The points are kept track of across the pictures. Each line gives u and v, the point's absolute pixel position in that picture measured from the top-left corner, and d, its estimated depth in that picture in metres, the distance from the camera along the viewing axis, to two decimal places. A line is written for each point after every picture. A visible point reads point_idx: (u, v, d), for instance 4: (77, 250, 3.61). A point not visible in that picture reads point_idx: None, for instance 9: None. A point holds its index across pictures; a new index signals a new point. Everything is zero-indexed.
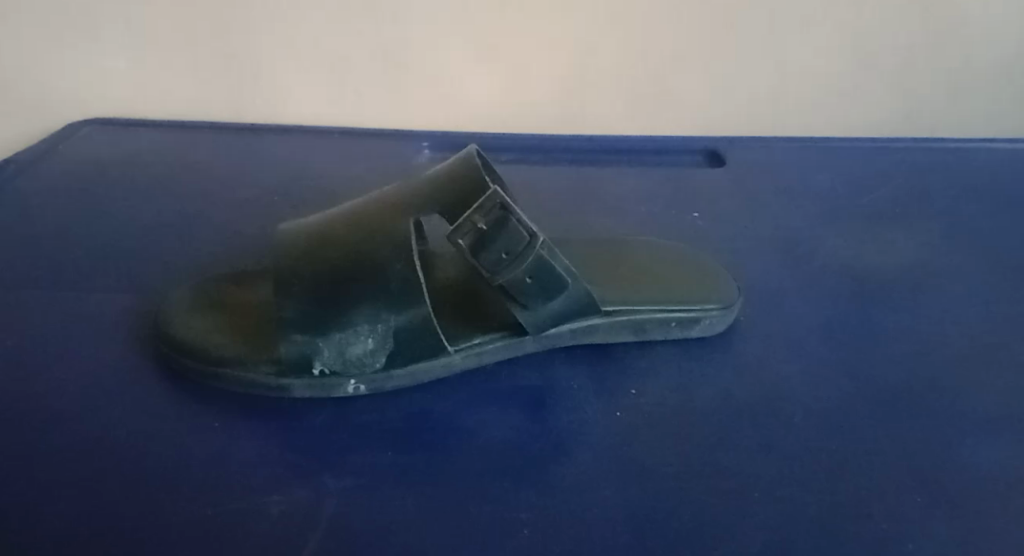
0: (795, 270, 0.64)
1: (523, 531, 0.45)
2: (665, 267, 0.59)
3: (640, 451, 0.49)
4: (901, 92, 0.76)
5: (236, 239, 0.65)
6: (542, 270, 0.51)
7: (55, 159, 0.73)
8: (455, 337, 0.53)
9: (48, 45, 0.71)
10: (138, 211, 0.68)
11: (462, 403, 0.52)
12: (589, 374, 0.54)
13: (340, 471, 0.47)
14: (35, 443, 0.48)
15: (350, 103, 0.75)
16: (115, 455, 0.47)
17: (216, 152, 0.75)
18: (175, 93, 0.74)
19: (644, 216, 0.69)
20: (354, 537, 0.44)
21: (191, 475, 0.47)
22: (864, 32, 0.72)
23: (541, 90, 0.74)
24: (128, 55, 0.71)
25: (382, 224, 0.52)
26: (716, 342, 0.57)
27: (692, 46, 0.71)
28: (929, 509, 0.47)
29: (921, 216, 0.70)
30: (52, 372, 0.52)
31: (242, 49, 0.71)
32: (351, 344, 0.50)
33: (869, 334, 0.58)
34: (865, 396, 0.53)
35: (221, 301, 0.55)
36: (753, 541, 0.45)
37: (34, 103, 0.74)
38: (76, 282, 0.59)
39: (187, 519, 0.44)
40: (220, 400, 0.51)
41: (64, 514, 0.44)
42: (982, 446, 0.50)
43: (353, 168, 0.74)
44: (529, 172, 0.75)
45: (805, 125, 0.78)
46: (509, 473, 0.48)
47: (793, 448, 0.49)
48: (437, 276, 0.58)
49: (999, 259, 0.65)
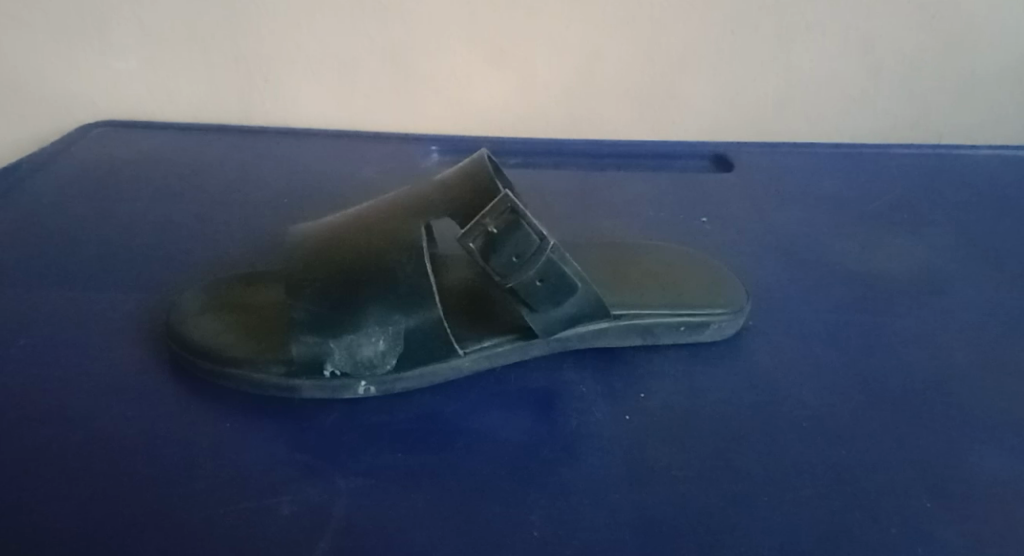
0: (803, 274, 0.64)
1: (533, 533, 0.45)
2: (674, 271, 0.60)
3: (648, 454, 0.50)
4: (909, 97, 0.76)
5: (246, 240, 0.66)
6: (552, 273, 0.52)
7: (67, 160, 0.74)
8: (465, 340, 0.53)
9: (60, 46, 0.71)
10: (149, 212, 0.68)
11: (472, 405, 0.52)
12: (598, 376, 0.55)
13: (351, 472, 0.48)
14: (48, 443, 0.48)
15: (357, 106, 0.76)
16: (127, 455, 0.48)
17: (226, 154, 0.75)
18: (185, 95, 0.75)
19: (651, 220, 0.69)
20: (365, 537, 0.45)
21: (203, 475, 0.47)
22: (872, 37, 0.72)
23: (549, 93, 0.74)
24: (139, 56, 0.72)
25: (394, 227, 0.53)
26: (724, 346, 0.57)
27: (699, 50, 0.72)
28: (937, 514, 0.47)
29: (929, 221, 0.70)
30: (65, 372, 0.53)
31: (252, 52, 0.71)
32: (362, 346, 0.50)
33: (878, 339, 0.58)
34: (873, 401, 0.53)
35: (234, 302, 0.55)
36: (761, 545, 0.45)
37: (46, 104, 0.75)
38: (88, 283, 0.60)
39: (198, 519, 0.45)
40: (231, 400, 0.51)
41: (76, 514, 0.45)
42: (989, 450, 0.50)
43: (361, 170, 0.74)
44: (535, 176, 0.75)
45: (813, 130, 0.78)
46: (517, 475, 0.48)
47: (801, 453, 0.50)
48: (446, 278, 0.58)
49: (1006, 264, 0.65)
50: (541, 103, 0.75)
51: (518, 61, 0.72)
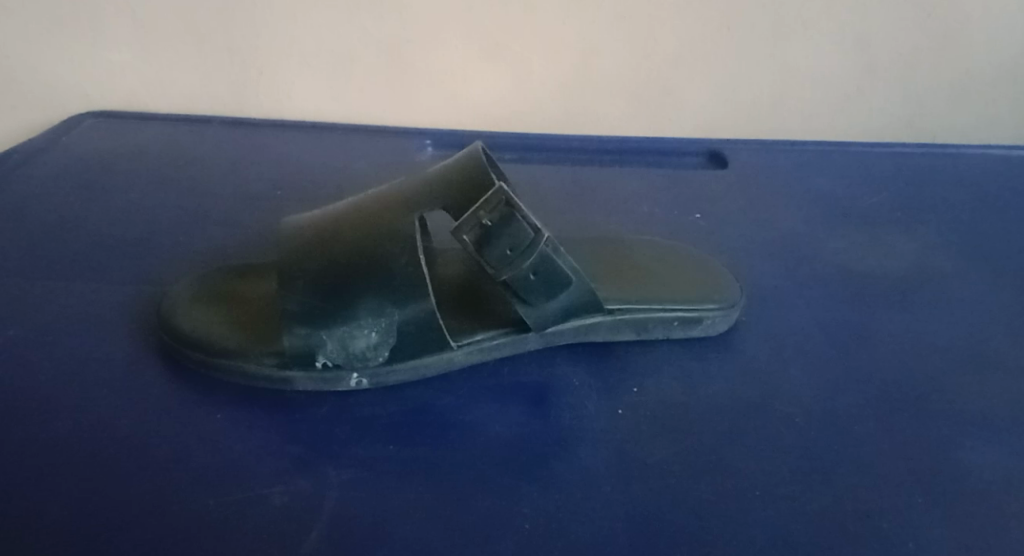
0: (796, 271, 0.64)
1: (525, 526, 0.45)
2: (667, 267, 0.60)
3: (640, 449, 0.49)
4: (903, 97, 0.76)
5: (238, 232, 0.65)
6: (546, 266, 0.51)
7: (58, 150, 0.73)
8: (458, 333, 0.53)
9: (52, 36, 0.71)
10: (141, 203, 0.68)
11: (464, 399, 0.52)
12: (592, 371, 0.55)
13: (342, 464, 0.48)
14: (37, 433, 0.48)
15: (352, 100, 0.75)
16: (117, 445, 0.48)
17: (218, 145, 0.75)
18: (179, 86, 0.75)
19: (647, 216, 0.69)
20: (356, 529, 0.45)
21: (194, 466, 0.47)
22: (868, 36, 0.72)
23: (543, 87, 0.74)
24: (132, 48, 0.72)
25: (388, 220, 0.52)
26: (717, 341, 0.57)
27: (695, 49, 0.72)
28: (928, 511, 0.47)
29: (922, 219, 0.70)
30: (54, 362, 0.52)
31: (246, 44, 0.71)
32: (355, 338, 0.50)
33: (871, 336, 0.58)
34: (866, 398, 0.53)
35: (227, 294, 0.55)
36: (753, 541, 0.45)
37: (38, 94, 0.74)
38: (80, 274, 0.60)
39: (187, 510, 0.45)
40: (223, 391, 0.51)
41: (65, 504, 0.45)
42: (981, 447, 0.50)
43: (355, 164, 0.74)
44: (530, 171, 0.75)
45: (808, 128, 0.78)
46: (510, 468, 0.48)
47: (794, 449, 0.50)
48: (440, 272, 0.58)
49: (1000, 264, 0.65)
50: (536, 97, 0.74)
51: (513, 55, 0.72)
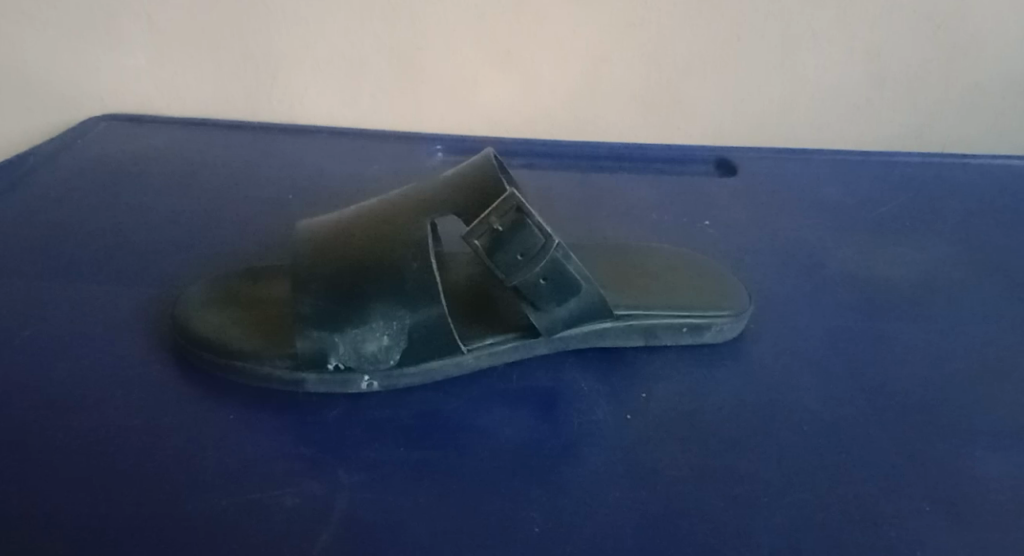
0: (804, 280, 0.64)
1: (534, 529, 0.45)
2: (675, 274, 0.60)
3: (649, 454, 0.50)
4: (912, 108, 0.76)
5: (250, 236, 0.66)
6: (556, 271, 0.52)
7: (73, 153, 0.74)
8: (467, 337, 0.53)
9: (69, 41, 0.72)
10: (155, 207, 0.69)
11: (474, 402, 0.53)
12: (601, 376, 0.55)
13: (354, 465, 0.48)
14: (51, 433, 0.49)
15: (364, 105, 0.76)
16: (130, 445, 0.48)
17: (231, 150, 0.76)
18: (193, 92, 0.75)
19: (655, 223, 0.70)
20: (365, 530, 0.45)
21: (206, 467, 0.47)
22: (877, 47, 0.72)
23: (553, 94, 0.74)
24: (148, 53, 0.72)
25: (399, 225, 0.53)
26: (725, 349, 0.57)
27: (703, 58, 0.72)
28: (936, 520, 0.47)
29: (931, 230, 0.70)
30: (68, 363, 0.53)
31: (259, 50, 0.72)
32: (366, 341, 0.50)
33: (878, 345, 0.58)
34: (875, 406, 0.53)
35: (238, 298, 0.55)
36: (759, 547, 0.45)
37: (55, 98, 0.75)
38: (94, 275, 0.60)
39: (200, 510, 0.45)
40: (235, 393, 0.52)
41: (77, 504, 0.45)
42: (989, 457, 0.50)
43: (365, 169, 0.74)
44: (540, 177, 0.75)
45: (816, 137, 0.78)
46: (519, 471, 0.48)
47: (802, 456, 0.50)
48: (449, 276, 0.59)
49: (1008, 275, 0.65)
50: (545, 104, 0.75)
51: (524, 63, 0.72)
